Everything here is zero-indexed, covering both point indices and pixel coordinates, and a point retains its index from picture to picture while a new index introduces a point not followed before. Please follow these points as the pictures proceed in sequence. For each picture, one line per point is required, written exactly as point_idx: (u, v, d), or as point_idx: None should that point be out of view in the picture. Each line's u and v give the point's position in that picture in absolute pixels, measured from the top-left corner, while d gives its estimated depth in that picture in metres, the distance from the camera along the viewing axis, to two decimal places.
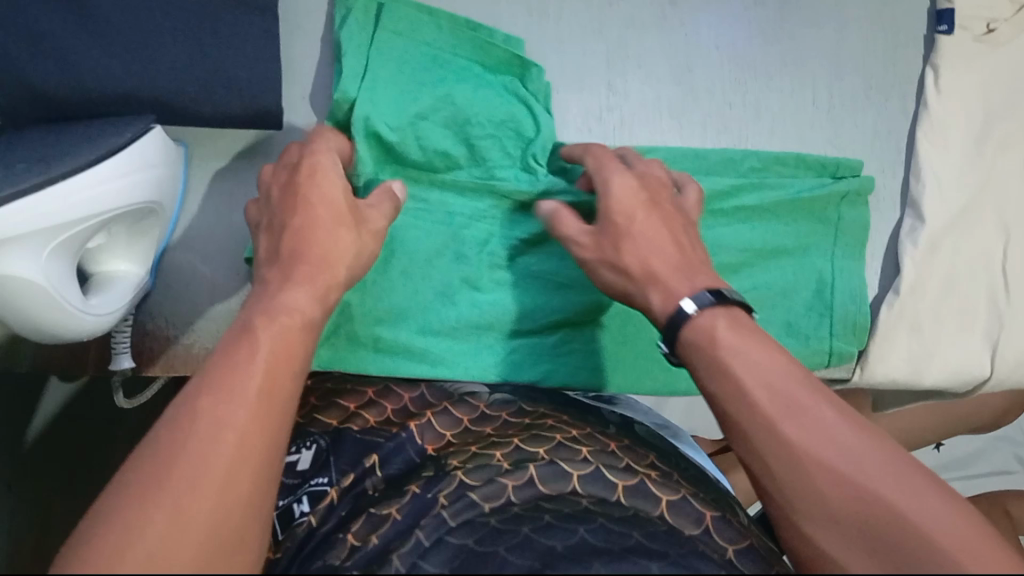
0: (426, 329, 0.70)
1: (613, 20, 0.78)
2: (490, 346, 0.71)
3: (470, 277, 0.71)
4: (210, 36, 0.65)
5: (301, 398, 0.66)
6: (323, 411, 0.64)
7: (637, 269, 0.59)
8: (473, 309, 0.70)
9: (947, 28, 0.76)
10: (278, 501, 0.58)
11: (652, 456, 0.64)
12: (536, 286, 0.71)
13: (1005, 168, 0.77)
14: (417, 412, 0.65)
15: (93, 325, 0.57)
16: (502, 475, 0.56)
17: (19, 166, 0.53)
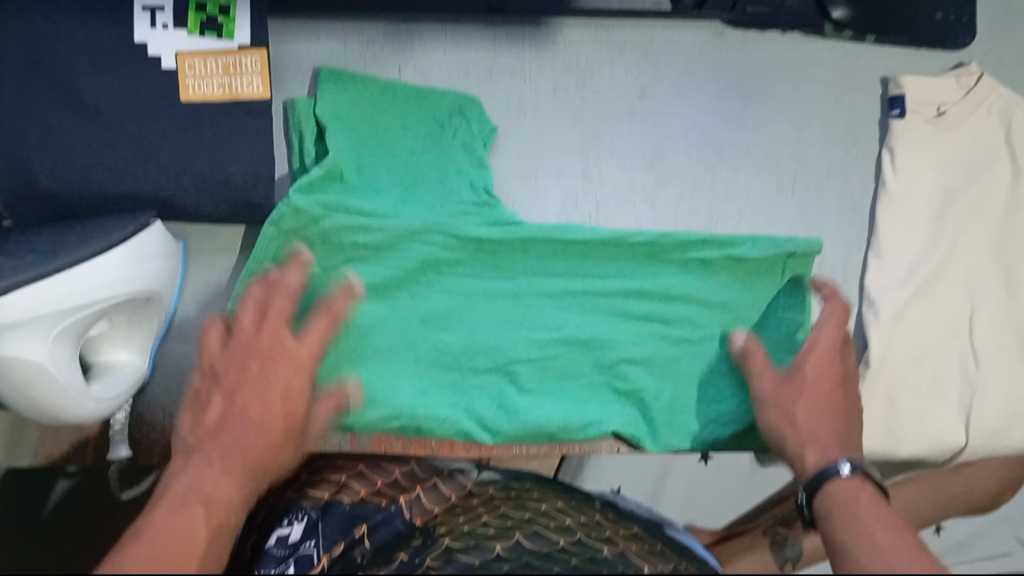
0: (395, 390, 0.73)
1: (587, 112, 0.80)
2: (467, 403, 0.75)
3: (442, 340, 0.74)
4: (209, 135, 0.70)
5: (293, 473, 0.70)
6: (315, 485, 0.69)
7: (804, 429, 0.66)
8: (454, 363, 0.74)
9: (899, 112, 0.80)
10: (269, 570, 0.61)
11: (638, 529, 0.69)
12: (515, 343, 0.74)
13: (968, 244, 0.79)
14: (408, 486, 0.69)
15: (94, 408, 0.61)
16: (489, 539, 0.60)
17: (31, 256, 0.58)
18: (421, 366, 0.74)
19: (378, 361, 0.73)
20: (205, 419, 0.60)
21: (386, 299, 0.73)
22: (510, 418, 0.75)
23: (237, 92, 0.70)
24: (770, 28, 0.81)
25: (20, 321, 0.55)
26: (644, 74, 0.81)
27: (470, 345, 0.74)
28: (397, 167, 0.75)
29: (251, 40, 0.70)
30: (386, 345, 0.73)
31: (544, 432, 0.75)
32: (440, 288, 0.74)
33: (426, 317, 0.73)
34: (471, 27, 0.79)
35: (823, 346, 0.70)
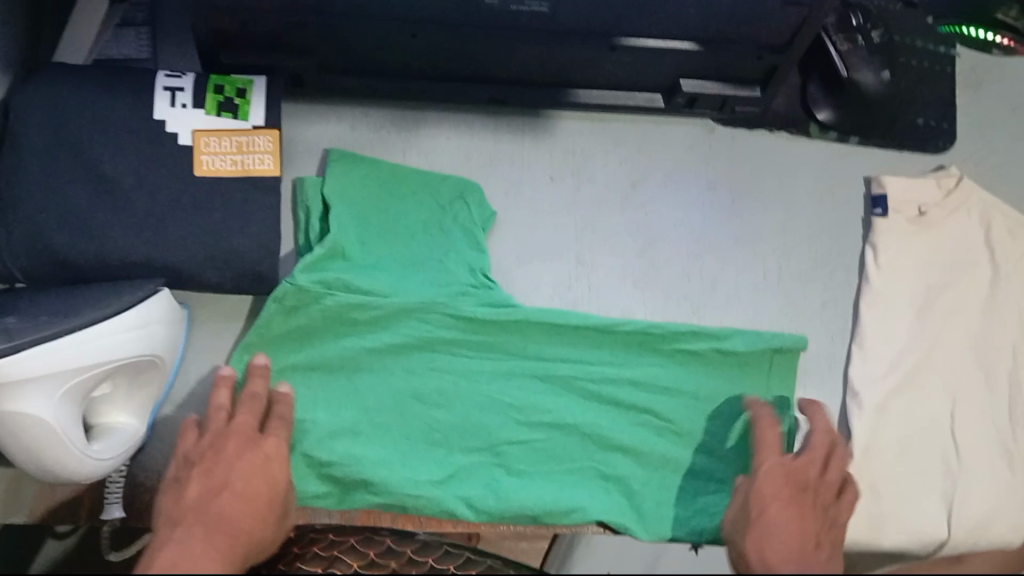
0: (384, 464, 0.74)
1: (582, 200, 0.84)
2: (454, 481, 0.75)
3: (434, 417, 0.75)
4: (218, 208, 0.73)
5: (285, 547, 0.68)
6: (304, 560, 0.66)
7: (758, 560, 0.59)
8: (444, 440, 0.75)
9: (882, 211, 0.84)
10: None
11: None
12: (505, 423, 0.76)
13: (948, 339, 0.81)
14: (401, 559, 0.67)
15: (92, 468, 0.62)
16: None
17: (41, 318, 0.61)
18: (412, 442, 0.75)
19: (371, 435, 0.74)
20: (185, 494, 0.60)
21: (382, 375, 0.75)
22: (495, 499, 0.74)
23: (248, 169, 0.74)
24: (757, 127, 0.86)
25: (29, 378, 0.58)
26: (637, 167, 0.85)
27: (461, 424, 0.75)
28: (398, 248, 0.78)
29: (265, 121, 0.75)
30: (379, 418, 0.74)
31: (529, 517, 0.75)
32: (435, 365, 0.76)
33: (420, 394, 0.75)
34: (474, 116, 0.84)
35: (769, 464, 0.66)
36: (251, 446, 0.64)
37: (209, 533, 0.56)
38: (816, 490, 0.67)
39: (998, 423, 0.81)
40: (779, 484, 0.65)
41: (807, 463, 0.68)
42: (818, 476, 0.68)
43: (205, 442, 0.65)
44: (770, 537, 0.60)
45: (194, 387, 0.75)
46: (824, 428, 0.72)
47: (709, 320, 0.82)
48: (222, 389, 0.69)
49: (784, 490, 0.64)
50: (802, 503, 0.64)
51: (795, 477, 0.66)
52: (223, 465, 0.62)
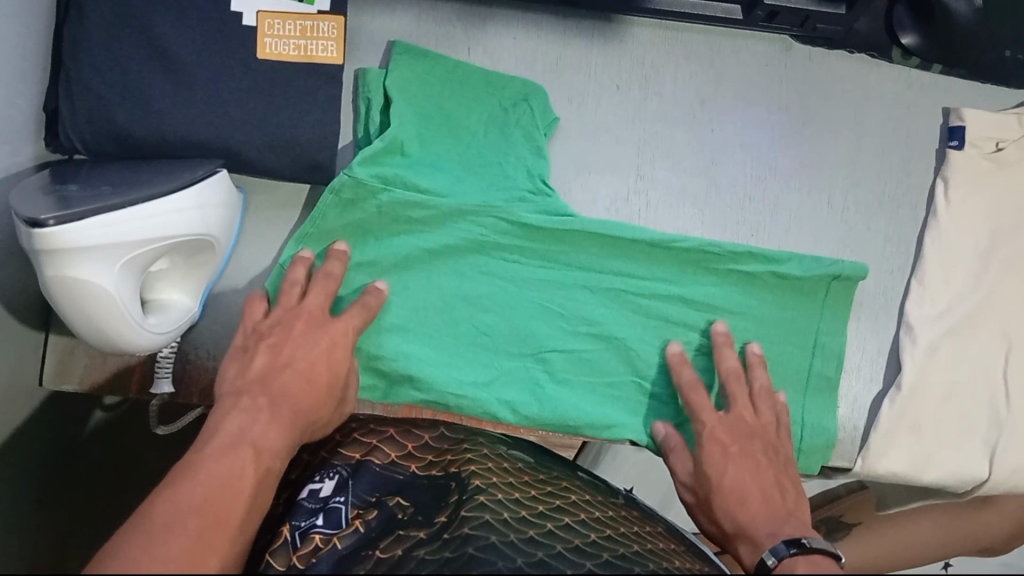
0: (431, 363, 0.74)
1: (648, 112, 0.81)
2: (499, 386, 0.75)
3: (483, 320, 0.75)
4: (282, 95, 0.72)
5: (326, 435, 0.68)
6: (346, 445, 0.66)
7: (729, 526, 0.66)
8: (491, 344, 0.75)
9: (958, 144, 0.81)
10: (298, 521, 0.59)
11: (662, 528, 0.64)
12: (557, 332, 0.76)
13: (1011, 282, 0.79)
14: (439, 447, 0.66)
15: (146, 341, 0.63)
16: (522, 521, 0.56)
17: (106, 189, 0.61)
18: (459, 343, 0.75)
19: (422, 334, 0.74)
20: (251, 368, 0.62)
21: (434, 273, 0.75)
22: (539, 406, 0.75)
23: (311, 56, 0.73)
24: (837, 49, 0.83)
25: (116, 245, 0.58)
26: (707, 82, 0.82)
27: (509, 330, 0.75)
28: (458, 147, 0.77)
29: (331, 8, 0.73)
30: (428, 318, 0.75)
31: (571, 426, 0.75)
32: (485, 271, 0.76)
33: (469, 297, 0.75)
34: (544, 16, 0.81)
35: (712, 420, 0.71)
36: (319, 328, 0.67)
37: (274, 406, 0.59)
38: (760, 432, 0.72)
39: None
40: (727, 444, 0.70)
41: (742, 408, 0.73)
42: (756, 419, 0.73)
43: (274, 318, 0.68)
44: (739, 502, 0.66)
45: (248, 273, 0.76)
46: (735, 370, 0.74)
47: (766, 243, 0.81)
48: (298, 266, 0.70)
49: (730, 451, 0.69)
50: (753, 459, 0.69)
51: (738, 432, 0.71)
52: (291, 348, 0.64)
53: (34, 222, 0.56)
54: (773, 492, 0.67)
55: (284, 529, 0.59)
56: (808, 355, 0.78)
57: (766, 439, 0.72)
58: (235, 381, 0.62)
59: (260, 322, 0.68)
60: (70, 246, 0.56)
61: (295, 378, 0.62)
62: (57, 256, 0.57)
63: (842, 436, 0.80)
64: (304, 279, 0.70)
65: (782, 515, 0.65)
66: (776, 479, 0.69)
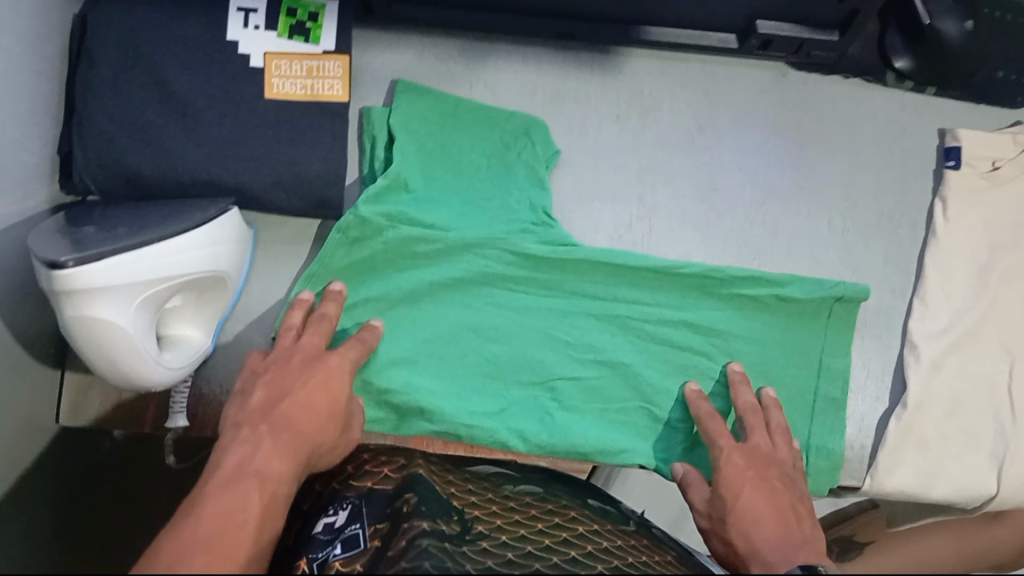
0: (439, 394, 0.75)
1: (647, 141, 0.83)
2: (508, 414, 0.76)
3: (490, 350, 0.76)
4: (288, 133, 0.74)
5: (338, 466, 0.69)
6: (358, 477, 0.67)
7: (743, 546, 0.64)
8: (499, 373, 0.77)
9: (954, 163, 0.83)
10: (313, 553, 0.59)
11: (671, 557, 0.64)
12: (563, 360, 0.77)
13: (1012, 298, 0.80)
14: (445, 483, 0.66)
15: (162, 377, 0.64)
16: (526, 556, 0.56)
17: (121, 230, 0.62)
18: (467, 374, 0.76)
19: (430, 365, 0.76)
20: (250, 403, 0.62)
21: (440, 306, 0.76)
22: (549, 434, 0.76)
23: (317, 94, 0.75)
24: (832, 73, 0.85)
25: (134, 283, 0.60)
26: (704, 111, 0.84)
27: (515, 360, 0.77)
28: (461, 180, 0.78)
29: (335, 47, 0.75)
30: (436, 350, 0.76)
31: (580, 453, 0.76)
32: (491, 302, 0.77)
33: (476, 327, 0.76)
34: (543, 50, 0.83)
35: (729, 450, 0.71)
36: (314, 361, 0.67)
37: (275, 433, 0.59)
38: (775, 462, 0.71)
39: None
40: (742, 467, 0.69)
41: (759, 439, 0.73)
42: (773, 449, 0.73)
43: (271, 358, 0.68)
44: (753, 522, 0.64)
45: (258, 308, 0.77)
46: (752, 406, 0.75)
47: (768, 266, 0.82)
48: (297, 311, 0.72)
49: (748, 474, 0.69)
50: (769, 482, 0.68)
51: (755, 458, 0.71)
52: (291, 377, 0.65)
53: (53, 264, 0.57)
54: (789, 514, 0.66)
55: (301, 562, 0.59)
56: (813, 376, 0.79)
57: (780, 466, 0.71)
58: (237, 415, 0.61)
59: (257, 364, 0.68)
60: (88, 286, 0.58)
61: (302, 412, 0.62)
62: (75, 296, 0.58)
63: (849, 455, 0.80)
64: (299, 323, 0.71)
65: (795, 538, 0.63)
66: (792, 503, 0.67)
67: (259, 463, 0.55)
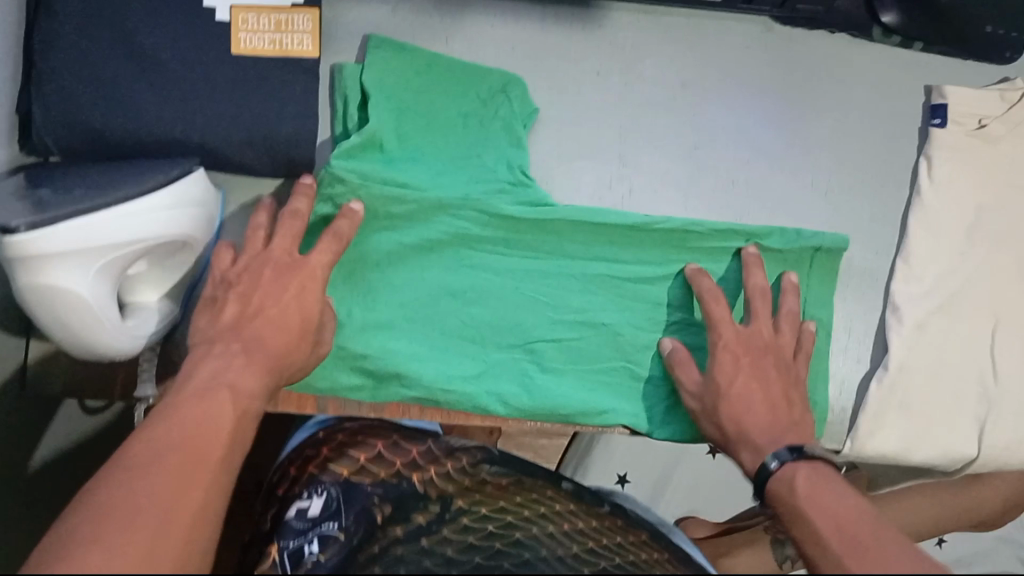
0: (417, 357, 0.74)
1: (629, 99, 0.81)
2: (487, 377, 0.75)
3: (468, 313, 0.75)
4: (257, 90, 0.71)
5: (313, 450, 0.67)
6: (335, 461, 0.65)
7: (731, 430, 0.69)
8: (477, 336, 0.75)
9: (940, 121, 0.81)
10: (287, 542, 0.58)
11: (645, 536, 0.63)
12: (543, 321, 0.76)
13: (998, 259, 0.79)
14: (424, 465, 0.65)
15: (125, 345, 0.63)
16: (505, 535, 0.57)
17: (79, 191, 0.60)
18: (445, 336, 0.75)
19: (407, 328, 0.75)
20: (222, 316, 0.63)
21: (416, 269, 0.74)
22: (530, 397, 0.75)
23: (286, 50, 0.72)
24: (818, 28, 0.82)
25: (95, 248, 0.58)
26: (688, 67, 0.81)
27: (494, 323, 0.75)
28: (435, 134, 0.76)
29: (304, 0, 0.72)
30: (413, 312, 0.74)
31: (560, 415, 0.76)
32: (468, 263, 0.75)
33: (454, 289, 0.75)
34: (522, 4, 0.80)
35: (725, 342, 0.72)
36: (292, 269, 0.66)
37: (247, 351, 0.60)
38: (771, 349, 0.73)
39: None
40: (739, 355, 0.72)
41: (760, 326, 0.74)
42: (773, 335, 0.74)
43: (241, 264, 0.67)
44: (744, 409, 0.69)
45: None
46: (762, 288, 0.74)
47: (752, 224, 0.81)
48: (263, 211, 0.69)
49: (741, 362, 0.71)
50: (762, 372, 0.71)
51: (751, 347, 0.73)
52: (265, 291, 0.64)
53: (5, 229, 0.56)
54: (779, 402, 0.70)
55: (273, 550, 0.58)
56: None
57: (777, 354, 0.73)
58: (207, 330, 0.63)
59: (229, 269, 0.67)
60: (45, 252, 0.56)
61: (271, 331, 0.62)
62: (30, 262, 0.56)
63: (831, 417, 0.80)
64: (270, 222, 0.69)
65: (783, 425, 0.69)
66: (784, 393, 0.71)
67: (233, 374, 0.56)
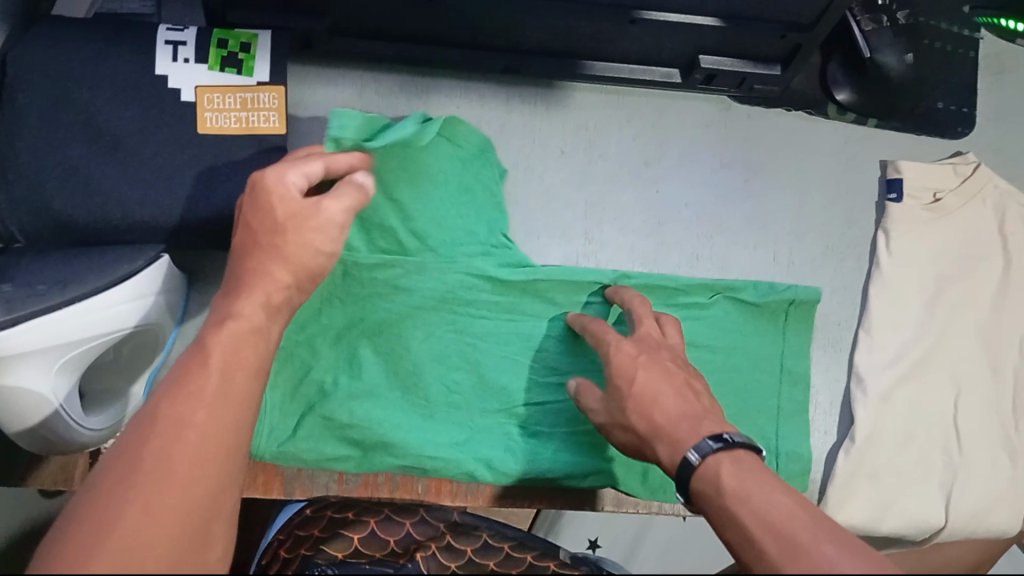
0: (401, 426, 0.73)
1: (594, 175, 0.82)
2: (472, 443, 0.74)
3: (453, 379, 0.75)
4: (224, 167, 0.71)
5: (305, 529, 0.63)
6: (328, 542, 0.61)
7: (642, 427, 0.62)
8: (460, 404, 0.75)
9: (896, 196, 0.83)
10: None
11: None
12: (528, 382, 0.76)
13: (957, 328, 0.81)
14: (421, 540, 0.63)
15: (89, 438, 0.63)
16: None
17: (40, 287, 0.59)
18: (427, 402, 0.74)
19: (391, 399, 0.74)
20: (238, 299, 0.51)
21: (399, 339, 0.74)
22: (515, 461, 0.74)
23: (253, 127, 0.72)
24: (775, 106, 0.85)
25: (56, 347, 0.58)
26: (650, 142, 0.83)
27: (480, 386, 0.75)
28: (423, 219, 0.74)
29: (269, 78, 0.73)
30: (397, 381, 0.74)
31: (548, 478, 0.74)
32: (454, 333, 0.75)
33: (438, 355, 0.75)
34: (486, 85, 0.82)
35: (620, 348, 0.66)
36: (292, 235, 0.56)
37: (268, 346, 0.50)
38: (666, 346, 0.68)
39: (1000, 414, 0.81)
40: (635, 352, 0.65)
41: (647, 328, 0.69)
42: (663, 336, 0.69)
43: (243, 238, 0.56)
44: (651, 401, 0.62)
45: None
46: (637, 298, 0.73)
47: None
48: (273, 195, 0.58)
49: (638, 358, 0.65)
50: (661, 364, 0.65)
51: (644, 345, 0.67)
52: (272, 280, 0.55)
53: None
54: (685, 390, 0.63)
55: None
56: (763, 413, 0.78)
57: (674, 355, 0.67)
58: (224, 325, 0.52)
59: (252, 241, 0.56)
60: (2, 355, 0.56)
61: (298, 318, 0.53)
62: None
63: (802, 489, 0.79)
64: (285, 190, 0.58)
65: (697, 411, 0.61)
66: (686, 379, 0.64)
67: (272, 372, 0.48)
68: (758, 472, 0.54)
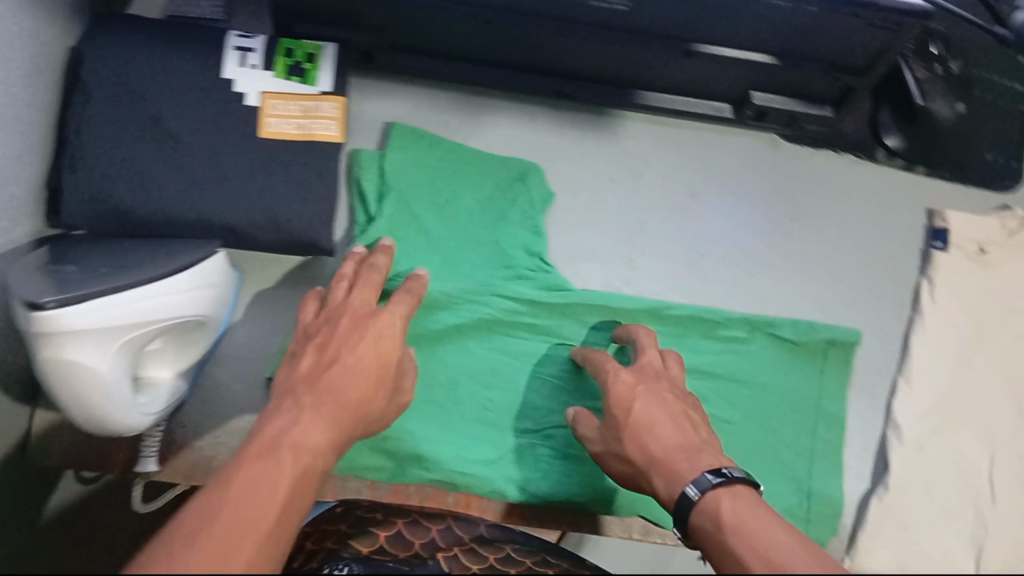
0: (434, 439, 0.73)
1: (638, 204, 0.83)
2: (503, 459, 0.74)
3: (489, 395, 0.75)
4: (280, 170, 0.73)
5: (333, 524, 0.63)
6: (355, 538, 0.62)
7: (637, 455, 0.61)
8: (493, 421, 0.75)
9: (942, 244, 0.84)
10: None
11: None
12: (563, 403, 0.76)
13: (994, 380, 0.80)
14: (445, 547, 0.62)
15: (136, 421, 0.63)
16: None
17: (101, 270, 0.61)
18: (461, 417, 0.75)
19: (425, 411, 0.74)
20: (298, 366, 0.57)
21: (436, 352, 0.75)
22: (546, 481, 0.73)
23: (312, 133, 0.74)
24: (823, 148, 0.86)
25: (114, 328, 0.59)
26: (695, 176, 0.84)
27: (515, 403, 0.76)
28: (471, 232, 0.79)
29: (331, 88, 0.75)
30: (433, 394, 0.75)
31: (579, 503, 0.73)
32: (493, 349, 0.76)
33: (473, 370, 0.76)
34: (539, 109, 0.83)
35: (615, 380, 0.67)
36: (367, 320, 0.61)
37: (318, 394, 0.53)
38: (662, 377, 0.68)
39: None
40: (635, 384, 0.66)
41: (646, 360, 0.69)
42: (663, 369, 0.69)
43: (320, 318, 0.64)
44: (647, 429, 0.62)
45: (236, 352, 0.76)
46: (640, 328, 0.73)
47: None
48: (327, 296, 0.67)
49: (637, 388, 0.65)
50: (661, 394, 0.65)
51: (642, 375, 0.67)
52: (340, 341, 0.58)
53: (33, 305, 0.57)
54: (683, 420, 0.63)
55: None
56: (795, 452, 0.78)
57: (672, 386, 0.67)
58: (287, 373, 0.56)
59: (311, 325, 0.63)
60: (61, 329, 0.57)
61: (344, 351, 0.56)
62: (49, 338, 0.57)
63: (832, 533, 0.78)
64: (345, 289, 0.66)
65: (694, 443, 0.61)
66: (684, 412, 0.64)
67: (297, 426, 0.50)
68: (760, 509, 0.53)
